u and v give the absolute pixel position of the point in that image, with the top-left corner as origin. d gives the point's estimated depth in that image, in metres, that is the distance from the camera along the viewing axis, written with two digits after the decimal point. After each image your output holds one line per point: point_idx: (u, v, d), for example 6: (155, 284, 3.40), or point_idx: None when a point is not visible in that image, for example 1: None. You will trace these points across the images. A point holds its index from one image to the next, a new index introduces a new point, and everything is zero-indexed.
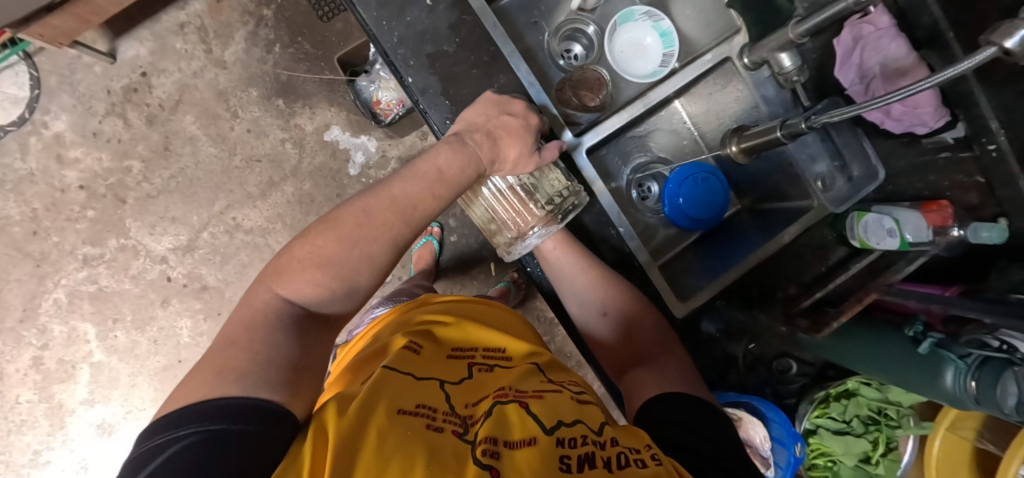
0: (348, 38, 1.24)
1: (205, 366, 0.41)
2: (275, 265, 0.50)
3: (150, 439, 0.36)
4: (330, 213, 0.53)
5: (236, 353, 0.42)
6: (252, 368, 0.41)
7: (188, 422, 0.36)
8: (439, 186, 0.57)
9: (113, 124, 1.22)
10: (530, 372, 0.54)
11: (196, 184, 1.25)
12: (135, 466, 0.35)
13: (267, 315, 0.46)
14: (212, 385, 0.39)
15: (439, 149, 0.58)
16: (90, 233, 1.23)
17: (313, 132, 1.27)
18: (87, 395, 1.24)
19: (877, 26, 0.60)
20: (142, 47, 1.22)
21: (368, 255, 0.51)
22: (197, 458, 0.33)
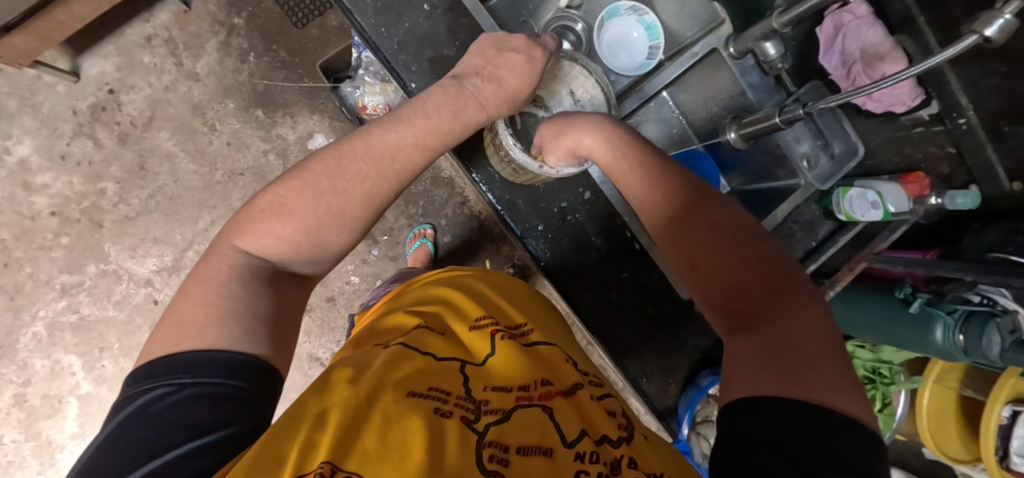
0: (326, 46, 1.23)
1: (179, 316, 0.42)
2: (236, 222, 0.49)
3: (132, 385, 0.40)
4: (297, 166, 0.51)
5: (198, 299, 0.43)
6: (215, 321, 0.42)
7: (181, 373, 0.39)
8: (427, 134, 0.54)
9: (82, 145, 1.17)
10: (549, 359, 0.55)
11: (177, 202, 1.21)
12: (125, 400, 0.39)
13: (227, 262, 0.46)
14: (197, 334, 0.41)
15: (433, 92, 0.56)
16: (67, 261, 1.18)
17: (295, 141, 1.24)
18: (77, 429, 1.19)
19: (856, 15, 0.64)
20: (107, 63, 1.17)
21: (336, 208, 0.50)
22: (173, 408, 0.37)
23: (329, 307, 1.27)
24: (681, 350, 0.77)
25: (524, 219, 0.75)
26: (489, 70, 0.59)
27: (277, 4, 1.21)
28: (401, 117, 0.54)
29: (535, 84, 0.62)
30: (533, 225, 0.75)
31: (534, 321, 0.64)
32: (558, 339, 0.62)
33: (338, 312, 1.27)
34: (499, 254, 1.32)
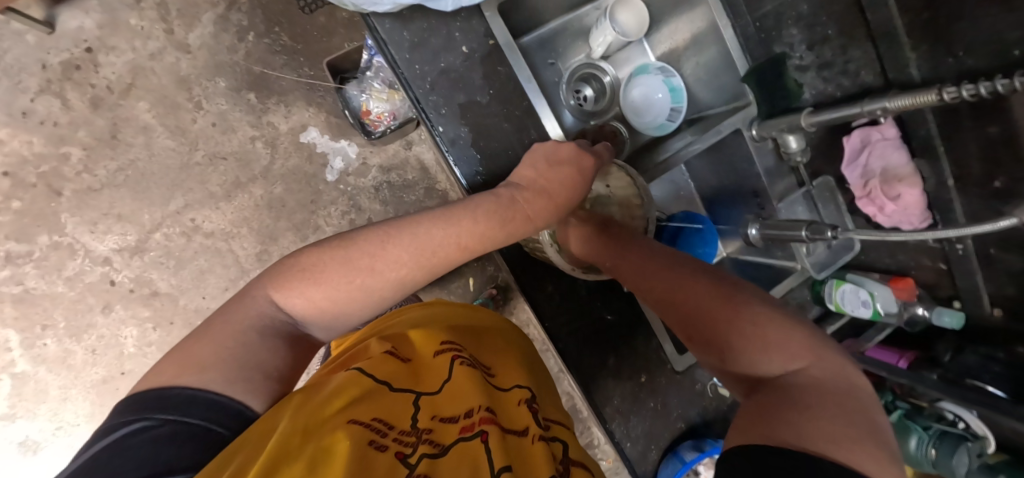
0: (333, 36, 1.17)
1: (186, 350, 0.43)
2: (278, 270, 0.53)
3: (114, 417, 0.39)
4: (349, 234, 0.56)
5: (212, 341, 0.44)
6: (220, 363, 0.43)
7: (162, 408, 0.39)
8: (467, 239, 0.58)
9: (47, 103, 1.07)
10: (502, 398, 0.55)
11: (149, 180, 1.13)
12: (103, 432, 0.38)
13: (256, 315, 0.48)
14: (195, 371, 0.41)
15: (481, 198, 0.61)
16: (14, 227, 1.08)
17: (287, 132, 1.18)
18: (7, 410, 1.12)
19: (885, 136, 0.77)
20: (88, 18, 1.08)
21: (368, 287, 0.53)
22: (146, 444, 0.36)
23: None
24: (665, 419, 0.84)
25: (537, 276, 0.78)
26: (542, 185, 0.63)
27: None
28: (454, 211, 0.58)
29: (583, 194, 0.65)
30: (543, 286, 0.79)
31: (501, 360, 0.63)
32: (525, 379, 0.62)
33: None
34: (483, 273, 1.31)
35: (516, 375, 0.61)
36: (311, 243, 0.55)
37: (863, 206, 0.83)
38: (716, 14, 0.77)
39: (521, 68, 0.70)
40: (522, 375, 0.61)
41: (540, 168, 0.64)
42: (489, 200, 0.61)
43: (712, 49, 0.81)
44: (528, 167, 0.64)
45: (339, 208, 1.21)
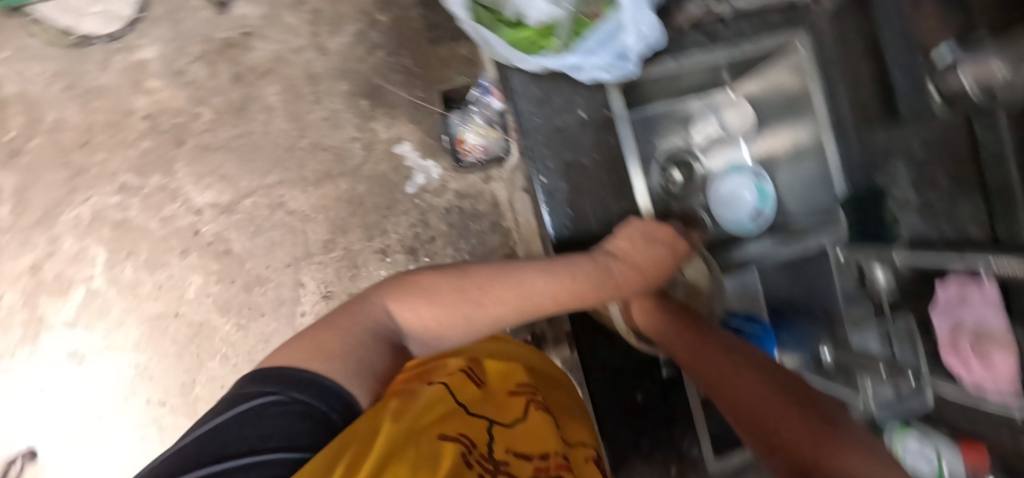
0: (449, 69, 1.29)
1: (311, 336, 0.47)
2: (395, 283, 0.58)
3: (242, 387, 0.42)
4: (460, 267, 0.61)
5: (338, 333, 0.48)
6: (344, 355, 0.45)
7: (291, 386, 0.41)
8: (564, 294, 0.61)
9: (199, 69, 1.25)
10: (573, 449, 0.54)
11: (256, 152, 1.26)
12: (233, 398, 0.40)
13: (374, 318, 0.52)
14: (317, 356, 0.44)
15: (580, 259, 0.64)
16: (137, 163, 1.24)
17: (384, 140, 1.28)
18: (70, 318, 1.22)
19: (983, 294, 0.67)
20: (254, 9, 1.25)
21: (470, 316, 0.57)
22: (276, 418, 0.38)
23: None
24: None
25: (587, 337, 0.79)
26: (633, 258, 0.66)
27: (423, 18, 1.28)
28: (557, 266, 0.63)
29: (667, 270, 0.69)
30: (592, 348, 0.79)
31: (567, 414, 0.64)
32: (589, 435, 0.62)
33: None
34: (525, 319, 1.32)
35: (582, 431, 0.61)
36: (426, 267, 0.61)
37: (947, 358, 0.72)
38: (824, 134, 0.83)
39: (628, 142, 0.76)
40: (587, 432, 0.61)
41: (637, 245, 0.68)
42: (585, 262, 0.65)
43: (811, 164, 0.88)
44: (626, 239, 0.68)
45: (409, 220, 1.29)
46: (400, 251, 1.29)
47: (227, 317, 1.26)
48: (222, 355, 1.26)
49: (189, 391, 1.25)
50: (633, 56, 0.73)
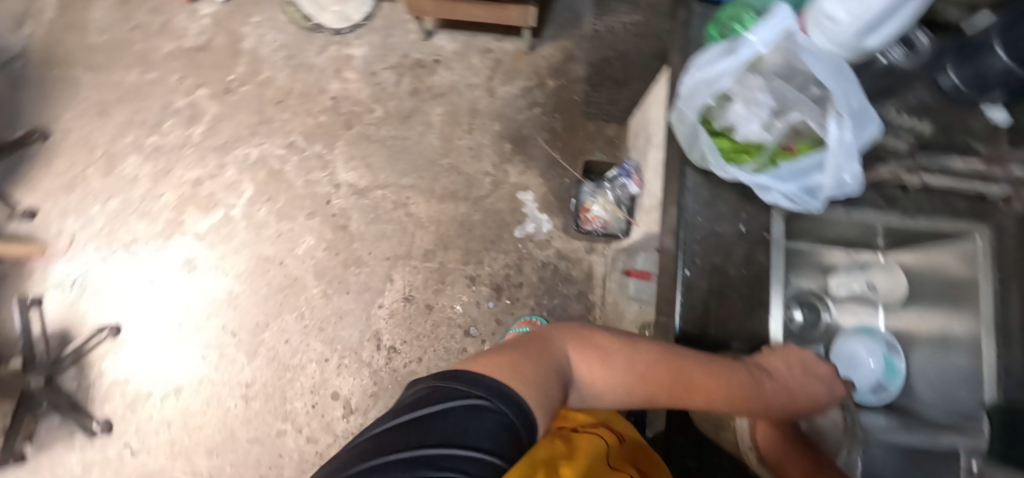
0: (591, 143, 1.41)
1: (498, 360, 0.40)
2: (572, 332, 0.51)
3: (429, 389, 0.36)
4: (632, 334, 0.53)
5: (525, 365, 0.41)
6: (537, 390, 0.39)
7: (492, 401, 0.35)
8: (740, 400, 0.50)
9: (389, 75, 1.48)
10: None
11: (404, 155, 1.43)
12: (420, 398, 0.35)
13: (551, 361, 0.45)
14: (513, 378, 0.38)
15: (748, 366, 0.52)
16: (310, 130, 1.45)
17: (512, 183, 1.40)
18: (202, 232, 1.40)
19: None
20: (451, 45, 1.49)
21: (643, 390, 0.48)
22: (479, 430, 0.33)
23: (421, 312, 1.34)
24: None
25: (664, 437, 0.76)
26: (796, 380, 0.55)
27: (584, 96, 1.44)
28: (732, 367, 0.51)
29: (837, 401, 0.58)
30: None
31: None
32: None
33: (425, 320, 1.33)
34: None
35: None
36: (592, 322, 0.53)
37: None
38: (984, 334, 0.62)
39: (776, 270, 0.64)
40: None
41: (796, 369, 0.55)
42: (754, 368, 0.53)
43: (959, 357, 0.66)
44: (779, 358, 0.56)
45: (506, 259, 1.35)
46: (487, 284, 1.34)
47: (319, 282, 1.36)
48: (300, 313, 1.35)
49: (258, 333, 1.34)
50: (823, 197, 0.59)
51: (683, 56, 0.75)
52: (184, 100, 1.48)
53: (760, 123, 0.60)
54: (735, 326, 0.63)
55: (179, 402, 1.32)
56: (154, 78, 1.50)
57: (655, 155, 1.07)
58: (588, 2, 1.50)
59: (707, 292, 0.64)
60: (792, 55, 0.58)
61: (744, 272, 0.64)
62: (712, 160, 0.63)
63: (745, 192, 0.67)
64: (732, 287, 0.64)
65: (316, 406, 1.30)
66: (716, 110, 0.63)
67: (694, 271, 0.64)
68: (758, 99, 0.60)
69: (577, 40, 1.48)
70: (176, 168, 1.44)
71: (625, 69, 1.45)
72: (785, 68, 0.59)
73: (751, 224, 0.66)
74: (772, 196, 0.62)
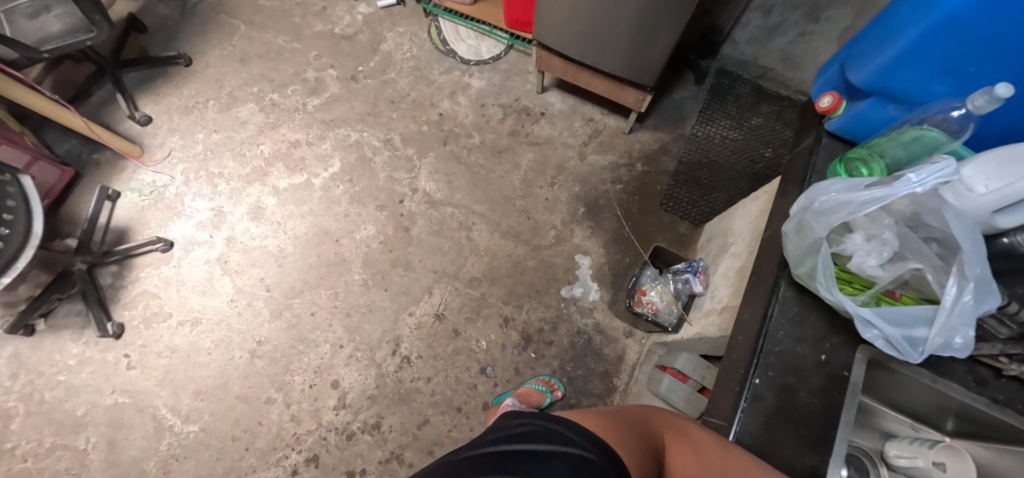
0: (660, 234, 1.44)
1: (604, 418, 0.54)
2: (672, 421, 0.63)
3: (544, 421, 0.49)
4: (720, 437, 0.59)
5: (621, 428, 0.54)
6: (627, 448, 0.51)
7: (592, 442, 0.48)
8: None
9: (496, 112, 1.58)
10: None
11: (484, 184, 1.49)
12: (541, 430, 0.48)
13: (644, 433, 0.56)
14: (610, 438, 0.50)
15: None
16: (410, 134, 1.55)
17: (574, 245, 1.42)
18: (281, 188, 1.48)
19: None
20: (560, 105, 1.59)
21: None
22: (579, 464, 0.45)
23: (446, 334, 1.33)
24: None
25: None
26: None
27: (666, 189, 1.48)
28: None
29: None
30: None
31: None
32: None
33: (448, 342, 1.32)
34: None
35: None
36: (684, 420, 0.63)
37: None
38: None
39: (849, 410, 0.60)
40: None
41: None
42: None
43: None
44: None
45: (545, 313, 1.35)
46: (518, 330, 1.33)
47: (364, 270, 1.39)
48: (335, 292, 1.37)
49: (290, 297, 1.36)
50: (926, 350, 0.58)
51: (800, 179, 0.78)
52: (313, 73, 1.63)
53: (878, 260, 0.59)
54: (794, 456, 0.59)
55: (191, 334, 1.33)
56: (297, 47, 1.66)
57: (729, 263, 1.07)
58: (696, 109, 1.58)
59: (771, 408, 0.61)
60: (921, 207, 0.60)
61: (816, 402, 0.61)
62: (823, 280, 0.62)
63: (835, 323, 0.65)
64: (800, 412, 0.61)
65: (312, 387, 1.28)
66: (834, 237, 0.63)
67: (764, 381, 0.63)
68: (884, 237, 0.59)
69: (676, 138, 1.55)
70: (282, 126, 1.56)
71: (713, 176, 1.49)
72: (909, 218, 0.62)
73: (832, 357, 0.64)
74: (872, 335, 0.59)
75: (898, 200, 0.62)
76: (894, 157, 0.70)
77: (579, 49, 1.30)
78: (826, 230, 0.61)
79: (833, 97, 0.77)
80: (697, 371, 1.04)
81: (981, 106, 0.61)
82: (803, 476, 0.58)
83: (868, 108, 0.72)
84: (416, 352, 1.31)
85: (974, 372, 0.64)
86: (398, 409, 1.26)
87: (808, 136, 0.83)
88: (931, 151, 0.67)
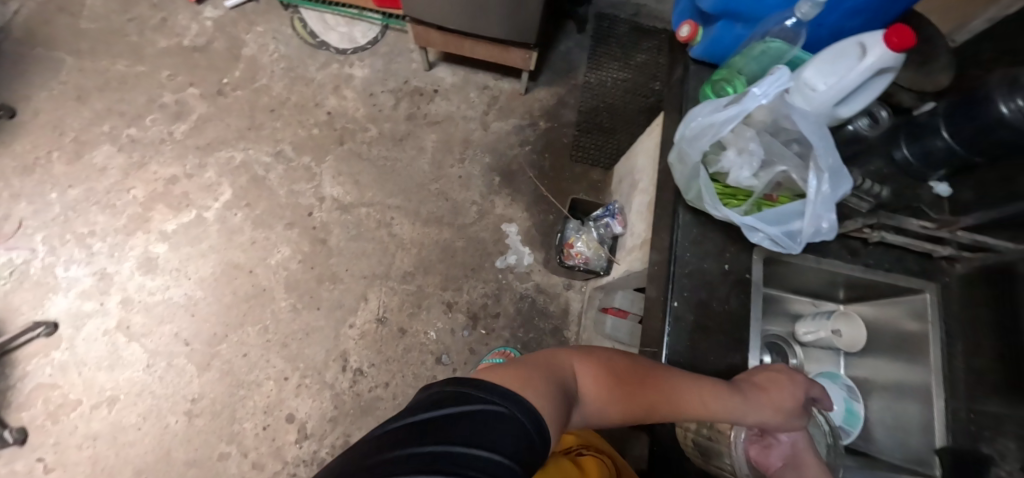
0: (576, 185, 1.47)
1: (518, 366, 0.43)
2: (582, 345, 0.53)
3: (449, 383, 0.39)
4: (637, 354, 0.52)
5: (538, 374, 0.43)
6: (549, 398, 0.41)
7: (508, 399, 0.38)
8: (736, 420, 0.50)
9: (388, 98, 1.51)
10: None
11: (393, 176, 1.44)
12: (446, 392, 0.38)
13: (561, 375, 0.47)
14: (529, 390, 0.40)
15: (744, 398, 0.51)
16: (300, 141, 1.45)
17: (498, 215, 1.42)
18: (169, 231, 1.33)
19: None
20: (450, 77, 1.55)
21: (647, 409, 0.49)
22: (496, 430, 0.36)
23: (393, 335, 1.30)
24: None
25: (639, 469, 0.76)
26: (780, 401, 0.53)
27: (572, 140, 1.52)
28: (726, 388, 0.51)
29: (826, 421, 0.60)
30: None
31: None
32: None
33: (397, 343, 1.29)
34: None
35: None
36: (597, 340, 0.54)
37: None
38: (933, 384, 0.64)
39: (755, 307, 0.68)
40: None
41: (797, 401, 0.53)
42: (752, 388, 0.53)
43: (914, 405, 0.67)
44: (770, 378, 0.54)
45: (486, 288, 1.36)
46: (463, 312, 1.33)
47: (289, 295, 1.31)
48: (263, 326, 1.28)
49: (214, 345, 1.26)
50: (803, 241, 0.65)
51: (678, 108, 0.83)
52: (171, 96, 1.45)
53: (750, 171, 0.65)
54: (717, 359, 0.65)
55: (110, 414, 1.19)
56: (143, 71, 1.47)
57: (640, 199, 1.13)
58: (583, 56, 1.61)
59: (692, 324, 0.66)
60: (778, 114, 0.66)
61: (727, 308, 0.67)
62: (708, 199, 0.66)
63: (731, 234, 0.71)
64: (716, 321, 0.67)
65: (267, 428, 1.21)
66: (711, 159, 0.68)
67: (681, 302, 0.67)
68: (751, 149, 0.65)
69: (570, 88, 1.57)
70: (150, 162, 1.39)
71: (612, 119, 1.54)
72: (770, 126, 0.67)
73: (733, 265, 0.70)
74: (759, 238, 0.65)
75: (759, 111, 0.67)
76: (749, 72, 0.76)
77: (456, 19, 1.26)
78: (700, 155, 0.66)
79: (690, 25, 0.80)
80: (633, 305, 1.13)
81: (807, 12, 0.66)
82: (727, 376, 0.64)
83: (720, 30, 0.77)
84: (367, 362, 1.27)
85: (847, 245, 0.70)
86: (363, 423, 1.23)
87: (678, 67, 0.87)
88: (777, 61, 0.73)
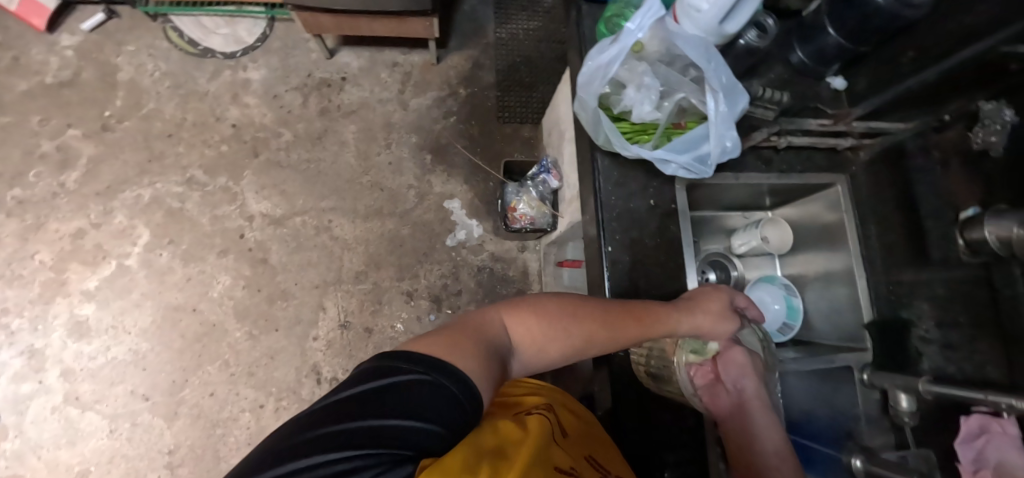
0: (508, 146, 1.46)
1: (445, 334, 0.43)
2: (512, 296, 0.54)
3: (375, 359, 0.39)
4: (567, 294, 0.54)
5: (467, 336, 0.44)
6: (480, 358, 0.42)
7: (435, 366, 0.39)
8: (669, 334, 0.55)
9: (294, 97, 1.42)
10: None
11: (320, 178, 1.37)
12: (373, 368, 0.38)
13: (493, 332, 0.48)
14: (458, 355, 0.41)
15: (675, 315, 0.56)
16: (210, 162, 1.35)
17: (437, 193, 1.40)
18: (92, 288, 1.24)
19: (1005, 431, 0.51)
20: (355, 61, 1.47)
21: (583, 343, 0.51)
22: (423, 396, 0.37)
23: (361, 337, 1.28)
24: None
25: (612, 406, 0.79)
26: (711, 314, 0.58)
27: (495, 102, 1.48)
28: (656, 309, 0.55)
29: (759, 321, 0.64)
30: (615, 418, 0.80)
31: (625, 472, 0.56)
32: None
33: (366, 344, 1.28)
34: None
35: None
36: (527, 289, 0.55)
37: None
38: (854, 265, 0.70)
39: (686, 233, 0.70)
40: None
41: (722, 312, 0.58)
42: (679, 305, 0.58)
43: (842, 289, 0.73)
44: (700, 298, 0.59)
45: (442, 269, 1.35)
46: (425, 297, 1.33)
47: (242, 324, 1.26)
48: (223, 361, 1.23)
49: (176, 392, 1.21)
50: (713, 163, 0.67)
51: (580, 52, 0.81)
52: (51, 143, 1.31)
53: (650, 104, 0.66)
54: (658, 291, 0.68)
55: None
56: (8, 121, 1.31)
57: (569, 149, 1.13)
58: (488, 11, 1.55)
59: (630, 264, 0.69)
60: (668, 43, 0.67)
61: (658, 242, 0.70)
62: (617, 141, 0.67)
63: (651, 169, 0.72)
64: (651, 256, 0.69)
65: None
66: (613, 100, 0.69)
67: (615, 246, 0.69)
68: (646, 82, 0.66)
69: (483, 48, 1.52)
70: (48, 220, 1.26)
71: (531, 72, 1.51)
72: (666, 54, 0.68)
73: (659, 199, 0.72)
74: (672, 168, 0.67)
75: (652, 43, 0.67)
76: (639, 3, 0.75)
77: None
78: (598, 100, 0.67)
79: None
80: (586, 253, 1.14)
81: None
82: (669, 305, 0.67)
83: None
84: (341, 369, 1.26)
85: (760, 156, 0.73)
86: None
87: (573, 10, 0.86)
88: None
